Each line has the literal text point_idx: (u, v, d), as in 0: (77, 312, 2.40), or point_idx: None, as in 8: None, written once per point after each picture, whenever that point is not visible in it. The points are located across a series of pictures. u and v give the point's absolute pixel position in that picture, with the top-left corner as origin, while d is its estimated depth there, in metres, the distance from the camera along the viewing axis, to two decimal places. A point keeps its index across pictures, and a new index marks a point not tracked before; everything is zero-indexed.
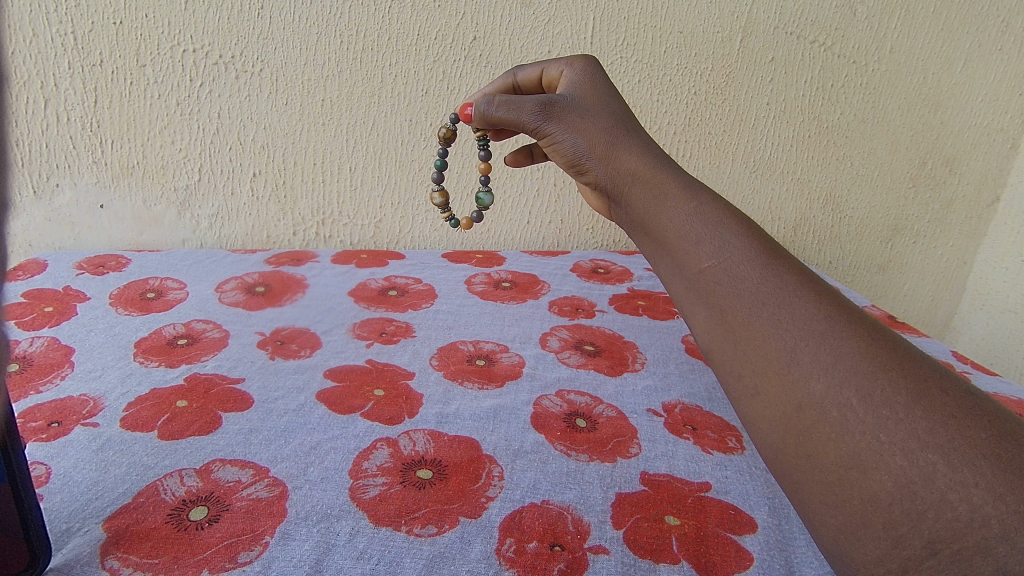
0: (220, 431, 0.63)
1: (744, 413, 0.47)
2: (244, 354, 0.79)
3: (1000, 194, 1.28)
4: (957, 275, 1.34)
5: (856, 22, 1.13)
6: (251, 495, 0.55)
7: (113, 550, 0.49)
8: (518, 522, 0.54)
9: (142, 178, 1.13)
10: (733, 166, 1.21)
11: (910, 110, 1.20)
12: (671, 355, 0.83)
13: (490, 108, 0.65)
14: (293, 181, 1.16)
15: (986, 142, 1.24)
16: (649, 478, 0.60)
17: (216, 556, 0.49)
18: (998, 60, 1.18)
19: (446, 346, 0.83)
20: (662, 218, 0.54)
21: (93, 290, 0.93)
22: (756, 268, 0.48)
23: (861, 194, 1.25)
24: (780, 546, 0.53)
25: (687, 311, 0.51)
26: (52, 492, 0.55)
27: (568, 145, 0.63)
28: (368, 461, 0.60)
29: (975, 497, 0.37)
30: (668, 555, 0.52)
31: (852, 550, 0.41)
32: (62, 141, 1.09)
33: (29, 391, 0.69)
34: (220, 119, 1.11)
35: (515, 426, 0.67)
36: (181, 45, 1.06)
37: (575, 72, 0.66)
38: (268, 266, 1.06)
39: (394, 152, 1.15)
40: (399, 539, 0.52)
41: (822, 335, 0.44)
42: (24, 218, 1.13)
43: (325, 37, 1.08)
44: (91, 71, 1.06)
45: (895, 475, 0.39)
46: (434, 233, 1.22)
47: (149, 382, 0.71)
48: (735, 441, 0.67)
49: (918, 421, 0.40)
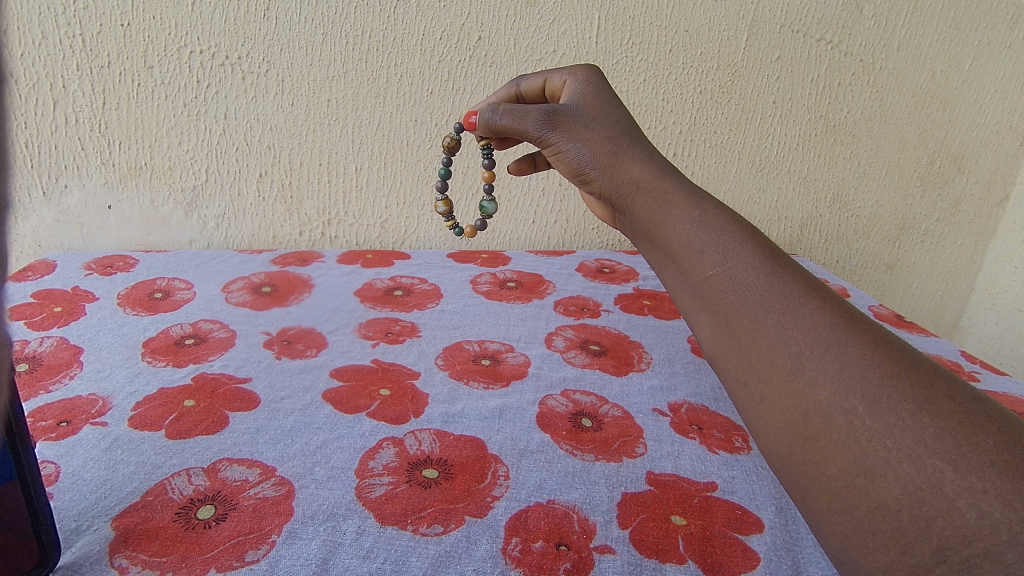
0: (227, 430, 0.64)
1: (751, 420, 0.47)
2: (251, 353, 0.79)
3: (1009, 192, 1.27)
4: (965, 274, 1.33)
5: (863, 20, 1.13)
6: (257, 494, 0.55)
7: (122, 548, 0.50)
8: (524, 522, 0.54)
9: (150, 179, 1.14)
10: (739, 166, 1.21)
11: (918, 108, 1.19)
12: (676, 355, 0.83)
13: (494, 118, 0.65)
14: (299, 181, 1.16)
15: (995, 140, 1.23)
16: (655, 478, 0.60)
17: (223, 555, 0.49)
18: (1006, 58, 1.18)
19: (451, 346, 0.83)
20: (668, 225, 0.54)
21: (101, 291, 0.94)
22: (761, 274, 0.48)
23: (868, 193, 1.25)
24: (787, 547, 0.53)
25: (694, 317, 0.51)
26: (61, 490, 0.55)
27: (573, 155, 0.63)
28: (374, 460, 0.61)
29: (984, 504, 0.37)
30: (675, 555, 0.52)
31: (862, 558, 0.40)
32: (71, 142, 1.10)
33: (38, 391, 0.69)
34: (227, 119, 1.11)
35: (521, 427, 0.67)
36: (188, 46, 1.06)
37: (578, 82, 0.67)
38: (273, 266, 1.07)
39: (400, 152, 1.16)
40: (404, 539, 0.52)
41: (828, 341, 0.44)
42: (33, 219, 1.14)
43: (331, 38, 1.08)
44: (99, 73, 1.07)
45: (902, 482, 0.39)
46: (440, 233, 1.22)
47: (156, 381, 0.72)
48: (741, 441, 0.66)
49: (925, 428, 0.39)
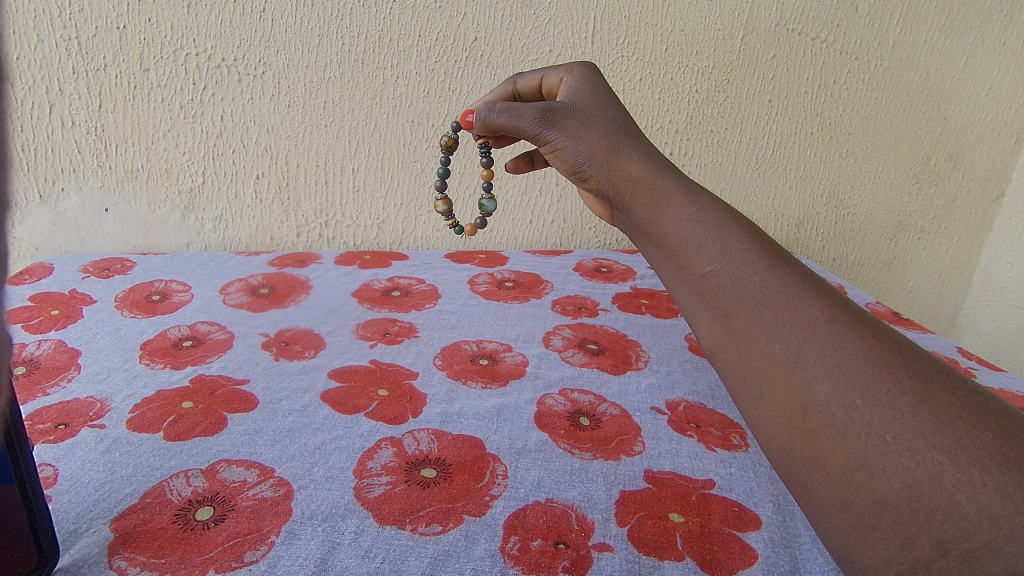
0: (226, 431, 0.64)
1: (750, 416, 0.47)
2: (249, 354, 0.79)
3: (1005, 189, 1.27)
4: (962, 271, 1.34)
5: (857, 18, 1.13)
6: (256, 495, 0.55)
7: (121, 550, 0.50)
8: (523, 520, 0.54)
9: (147, 181, 1.14)
10: (736, 165, 1.21)
11: (914, 105, 1.20)
12: (674, 354, 0.83)
13: (491, 116, 0.65)
14: (296, 183, 1.16)
15: (990, 137, 1.23)
16: (653, 476, 0.60)
17: (222, 555, 0.49)
18: (1000, 55, 1.18)
19: (449, 346, 0.83)
20: (666, 222, 0.54)
21: (99, 294, 0.94)
22: (759, 270, 0.48)
23: (865, 191, 1.25)
24: (785, 544, 0.53)
25: (693, 313, 0.52)
26: (59, 492, 0.55)
27: (570, 153, 0.63)
28: (373, 460, 0.61)
29: (983, 497, 0.37)
30: (672, 553, 0.52)
31: (861, 552, 0.41)
32: (67, 145, 1.10)
33: (36, 393, 0.69)
34: (224, 121, 1.11)
35: (519, 426, 0.67)
36: (184, 49, 1.06)
37: (575, 79, 0.67)
38: (271, 268, 1.07)
39: (397, 153, 1.16)
40: (403, 538, 0.52)
41: (826, 336, 0.44)
42: (29, 222, 1.14)
43: (327, 39, 1.08)
44: (95, 75, 1.07)
45: (901, 476, 0.39)
46: (437, 234, 1.23)
47: (155, 383, 0.72)
48: (739, 438, 0.67)
49: (924, 421, 0.40)
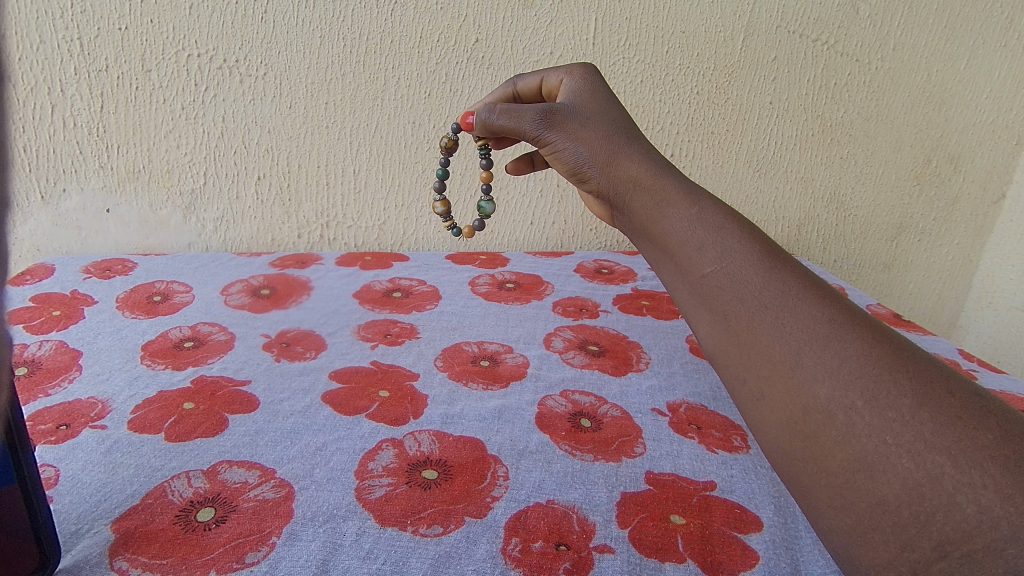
0: (227, 432, 0.64)
1: (750, 417, 0.47)
2: (250, 355, 0.79)
3: (1006, 191, 1.27)
4: (962, 273, 1.33)
5: (858, 20, 1.13)
6: (257, 496, 0.56)
7: (122, 551, 0.50)
8: (524, 522, 0.54)
9: (148, 182, 1.14)
10: (737, 166, 1.21)
11: (914, 107, 1.20)
12: (675, 355, 0.83)
13: (491, 117, 0.65)
14: (297, 184, 1.17)
15: (991, 138, 1.23)
16: (655, 478, 0.60)
17: (223, 556, 0.50)
18: (1002, 57, 1.18)
19: (450, 347, 0.83)
20: (666, 223, 0.54)
21: (100, 295, 0.94)
22: (760, 271, 0.48)
23: (865, 192, 1.25)
24: (786, 546, 0.53)
25: (693, 314, 0.52)
26: (61, 493, 0.55)
27: (570, 154, 0.63)
28: (374, 461, 0.61)
29: (984, 499, 0.37)
30: (674, 555, 0.52)
31: (862, 554, 0.41)
32: (69, 146, 1.10)
33: (37, 394, 0.69)
34: (225, 122, 1.11)
35: (520, 427, 0.67)
36: (185, 50, 1.07)
37: (574, 80, 0.67)
38: (272, 269, 1.07)
39: (398, 154, 1.16)
40: (405, 540, 0.52)
41: (826, 338, 0.44)
42: (31, 222, 1.14)
43: (328, 40, 1.08)
44: (97, 76, 1.07)
45: (902, 477, 0.39)
46: (438, 235, 1.23)
47: (156, 384, 0.72)
48: (740, 440, 0.67)
49: (924, 423, 0.40)
